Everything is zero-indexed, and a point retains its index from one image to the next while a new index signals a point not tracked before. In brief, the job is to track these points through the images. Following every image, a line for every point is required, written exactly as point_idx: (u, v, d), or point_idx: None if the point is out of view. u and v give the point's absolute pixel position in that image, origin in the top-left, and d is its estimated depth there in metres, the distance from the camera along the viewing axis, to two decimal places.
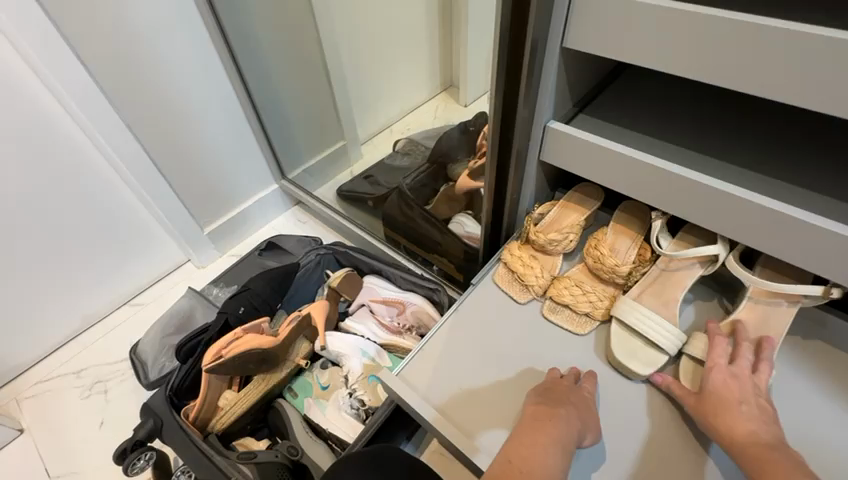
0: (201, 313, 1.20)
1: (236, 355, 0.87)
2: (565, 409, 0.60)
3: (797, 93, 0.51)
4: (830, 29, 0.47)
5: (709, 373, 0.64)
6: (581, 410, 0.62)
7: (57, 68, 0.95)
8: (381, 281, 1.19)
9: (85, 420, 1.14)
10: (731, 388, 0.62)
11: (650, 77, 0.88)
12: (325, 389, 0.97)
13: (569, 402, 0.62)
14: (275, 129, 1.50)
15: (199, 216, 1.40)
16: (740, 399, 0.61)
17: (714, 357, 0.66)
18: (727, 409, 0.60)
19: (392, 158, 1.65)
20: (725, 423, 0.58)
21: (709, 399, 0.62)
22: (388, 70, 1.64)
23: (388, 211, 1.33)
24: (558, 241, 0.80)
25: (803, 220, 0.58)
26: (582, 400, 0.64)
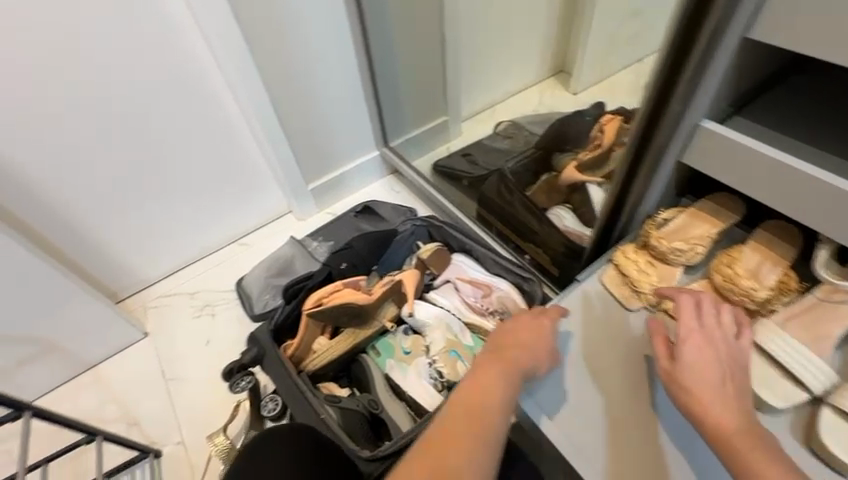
0: (301, 261, 1.29)
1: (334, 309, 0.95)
2: (508, 352, 0.64)
3: None
4: None
5: (682, 343, 0.60)
6: (535, 344, 0.67)
7: (212, 17, 1.04)
8: (471, 261, 1.20)
9: (195, 336, 1.30)
10: (708, 353, 0.59)
11: (831, 81, 0.75)
12: (406, 354, 1.01)
13: (531, 339, 0.67)
14: (386, 96, 1.53)
15: (307, 171, 1.50)
16: (711, 366, 0.58)
17: (685, 323, 0.62)
18: (695, 380, 0.57)
19: (492, 139, 1.62)
20: (700, 397, 0.55)
21: (682, 371, 0.58)
22: (504, 48, 1.59)
23: (485, 192, 1.31)
24: (682, 252, 0.74)
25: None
26: (517, 336, 0.67)
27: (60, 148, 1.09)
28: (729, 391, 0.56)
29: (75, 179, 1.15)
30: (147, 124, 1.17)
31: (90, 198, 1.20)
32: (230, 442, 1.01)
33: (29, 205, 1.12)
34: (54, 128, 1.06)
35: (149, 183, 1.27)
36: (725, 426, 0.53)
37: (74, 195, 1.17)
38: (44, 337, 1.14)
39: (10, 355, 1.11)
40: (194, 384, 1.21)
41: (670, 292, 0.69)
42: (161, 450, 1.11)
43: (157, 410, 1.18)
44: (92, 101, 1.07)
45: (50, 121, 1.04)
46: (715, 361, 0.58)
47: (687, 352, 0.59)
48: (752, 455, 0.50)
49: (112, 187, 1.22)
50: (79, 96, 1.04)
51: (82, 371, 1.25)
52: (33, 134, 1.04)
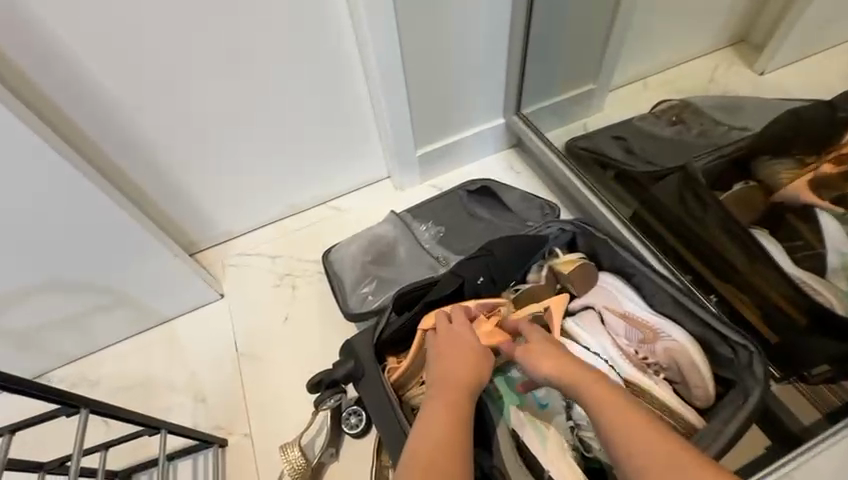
0: (404, 247, 1.07)
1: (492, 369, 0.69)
2: (433, 353, 0.69)
3: None
4: None
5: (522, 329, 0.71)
6: (441, 349, 0.68)
7: None
8: (627, 288, 0.89)
9: (274, 308, 1.14)
10: (543, 340, 0.68)
11: None
12: (541, 408, 0.75)
13: (447, 348, 0.68)
14: (535, 48, 1.19)
15: (419, 134, 1.23)
16: (536, 343, 0.68)
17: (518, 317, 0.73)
18: (537, 357, 0.66)
19: (652, 121, 1.24)
20: (536, 365, 0.65)
21: (527, 352, 0.68)
22: None
23: (659, 196, 1.00)
24: None
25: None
26: (455, 344, 0.68)
27: (153, 70, 0.91)
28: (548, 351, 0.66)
29: (166, 110, 0.98)
30: (250, 52, 0.95)
31: (179, 134, 1.03)
32: (305, 461, 0.84)
33: (115, 132, 0.97)
34: (148, 44, 0.87)
35: (243, 125, 1.07)
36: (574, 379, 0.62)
37: (162, 129, 1.00)
38: (118, 286, 1.02)
39: (84, 299, 1.00)
40: (266, 367, 1.06)
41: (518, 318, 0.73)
42: (226, 439, 0.99)
43: (225, 389, 1.05)
44: (193, 13, 0.86)
45: (145, 33, 0.85)
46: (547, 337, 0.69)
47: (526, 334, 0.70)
48: (616, 418, 0.56)
49: (204, 124, 1.04)
50: (179, 4, 0.84)
51: (154, 325, 1.13)
52: (125, 48, 0.86)
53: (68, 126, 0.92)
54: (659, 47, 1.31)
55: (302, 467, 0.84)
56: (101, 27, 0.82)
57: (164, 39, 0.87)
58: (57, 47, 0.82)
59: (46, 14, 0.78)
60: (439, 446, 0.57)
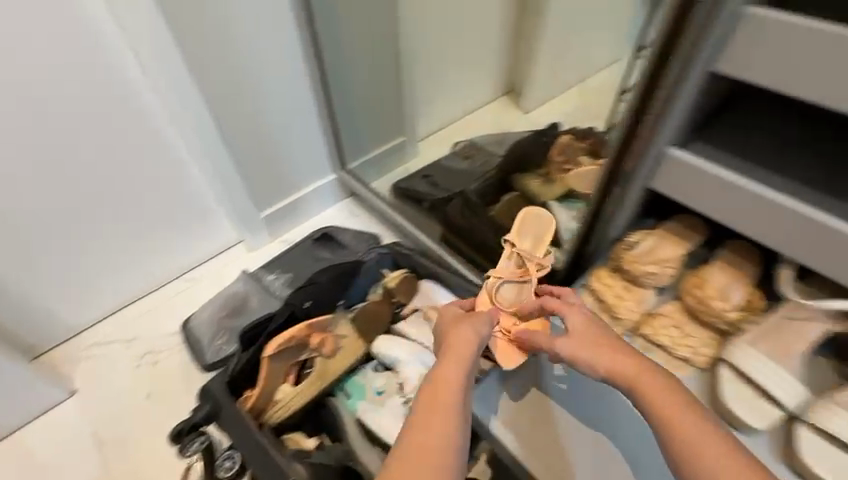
0: (256, 299, 1.19)
1: (508, 353, 0.79)
2: (454, 334, 0.70)
3: None
4: None
5: (568, 315, 0.69)
6: (473, 332, 0.70)
7: (137, 27, 0.97)
8: (438, 286, 1.16)
9: (134, 388, 1.15)
10: (587, 328, 0.67)
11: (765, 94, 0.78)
12: (379, 394, 0.94)
13: (459, 341, 0.68)
14: (342, 116, 1.45)
15: (258, 198, 1.40)
16: (588, 331, 0.66)
17: (564, 305, 0.72)
18: (583, 344, 0.65)
19: (452, 160, 1.51)
20: (575, 351, 0.65)
21: (575, 340, 0.66)
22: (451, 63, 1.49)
23: (450, 213, 1.32)
24: (654, 275, 0.76)
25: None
26: (462, 336, 0.69)
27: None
28: (591, 337, 0.65)
29: None
30: (69, 150, 1.06)
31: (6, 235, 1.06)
32: None
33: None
34: None
35: (73, 216, 1.14)
36: (620, 374, 0.60)
37: None
38: None
39: None
40: (131, 446, 1.07)
41: (560, 303, 0.72)
42: None
43: (91, 478, 1.03)
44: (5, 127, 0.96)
45: None
46: (594, 330, 0.67)
47: (570, 321, 0.68)
48: (668, 408, 0.55)
49: (30, 221, 1.08)
50: None
51: None
52: None
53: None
54: (450, 100, 1.52)
55: None
56: None
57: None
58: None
59: None
60: (434, 434, 0.55)
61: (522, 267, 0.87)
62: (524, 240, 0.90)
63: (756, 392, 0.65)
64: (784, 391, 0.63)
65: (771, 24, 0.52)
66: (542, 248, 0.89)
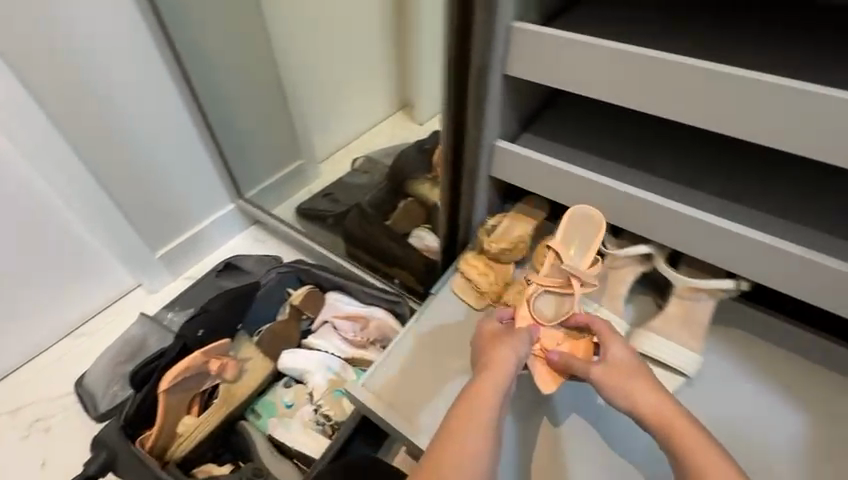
0: (155, 339, 1.14)
1: (548, 374, 0.74)
2: (493, 358, 0.70)
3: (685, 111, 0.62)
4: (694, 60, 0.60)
5: (608, 346, 0.71)
6: (515, 352, 0.71)
7: None
8: (342, 296, 1.19)
9: (26, 459, 1.10)
10: (626, 367, 0.68)
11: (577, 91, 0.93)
12: (289, 407, 0.98)
13: (490, 358, 0.70)
14: (230, 148, 1.45)
15: (150, 238, 1.37)
16: (625, 369, 0.68)
17: (604, 335, 0.72)
18: (618, 376, 0.67)
19: (351, 176, 1.54)
20: (608, 381, 0.67)
21: (609, 376, 0.68)
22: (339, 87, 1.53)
23: (348, 226, 1.36)
24: (509, 251, 0.87)
25: (734, 230, 0.67)
26: (496, 348, 0.71)
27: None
28: (630, 376, 0.67)
29: None
30: None
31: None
32: None
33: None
34: None
35: None
36: (645, 410, 0.64)
37: None
38: None
39: None
40: None
41: (601, 331, 0.73)
42: None
43: None
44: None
45: None
46: (631, 367, 0.68)
47: (614, 350, 0.70)
48: (685, 441, 0.60)
49: None
50: None
51: None
52: None
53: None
54: (342, 120, 1.56)
55: None
56: None
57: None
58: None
59: None
60: (461, 445, 0.60)
61: (564, 278, 0.80)
62: (568, 251, 0.81)
63: None
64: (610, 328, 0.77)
65: (538, 38, 0.66)
66: (590, 262, 0.80)
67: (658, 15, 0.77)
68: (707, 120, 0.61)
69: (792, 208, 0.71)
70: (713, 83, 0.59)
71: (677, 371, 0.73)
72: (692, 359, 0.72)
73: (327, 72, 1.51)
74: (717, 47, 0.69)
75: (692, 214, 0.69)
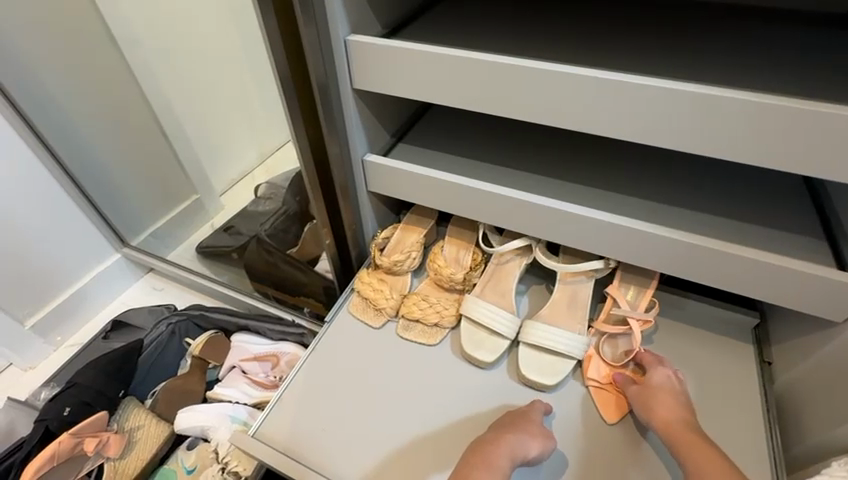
0: (25, 425, 0.99)
1: (612, 402, 0.71)
2: (502, 432, 0.64)
3: (528, 110, 0.62)
4: (523, 60, 0.60)
5: (654, 370, 0.70)
6: (526, 427, 0.65)
7: None
8: (250, 337, 1.11)
9: None
10: (666, 392, 0.67)
11: None
12: (191, 472, 0.88)
13: (514, 428, 0.65)
14: (102, 193, 1.30)
15: (14, 310, 1.19)
16: (668, 394, 0.67)
17: (655, 363, 0.72)
18: (655, 397, 0.66)
19: (255, 204, 1.44)
20: (646, 400, 0.67)
21: (649, 396, 0.67)
22: (225, 112, 1.45)
23: (249, 260, 1.27)
24: (401, 261, 0.85)
25: (593, 217, 0.68)
26: (522, 419, 0.67)
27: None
28: (666, 399, 0.66)
29: None
30: None
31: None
32: None
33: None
34: None
35: None
36: (674, 427, 0.63)
37: None
38: None
39: None
40: None
41: (652, 360, 0.72)
42: None
43: None
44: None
45: None
46: (673, 395, 0.67)
47: (655, 375, 0.69)
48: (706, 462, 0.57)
49: None
50: None
51: None
52: None
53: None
54: (234, 151, 1.48)
55: None
56: None
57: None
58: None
59: None
60: None
61: (623, 323, 0.77)
62: (624, 298, 0.79)
63: (486, 331, 0.78)
64: (504, 325, 0.77)
65: (373, 48, 0.64)
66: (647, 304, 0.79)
67: (503, 13, 0.78)
68: (535, 115, 0.62)
69: (652, 185, 0.74)
70: (546, 80, 0.58)
71: (567, 355, 0.75)
72: (580, 342, 0.75)
73: (202, 101, 1.40)
74: (554, 37, 0.72)
75: (547, 205, 0.70)
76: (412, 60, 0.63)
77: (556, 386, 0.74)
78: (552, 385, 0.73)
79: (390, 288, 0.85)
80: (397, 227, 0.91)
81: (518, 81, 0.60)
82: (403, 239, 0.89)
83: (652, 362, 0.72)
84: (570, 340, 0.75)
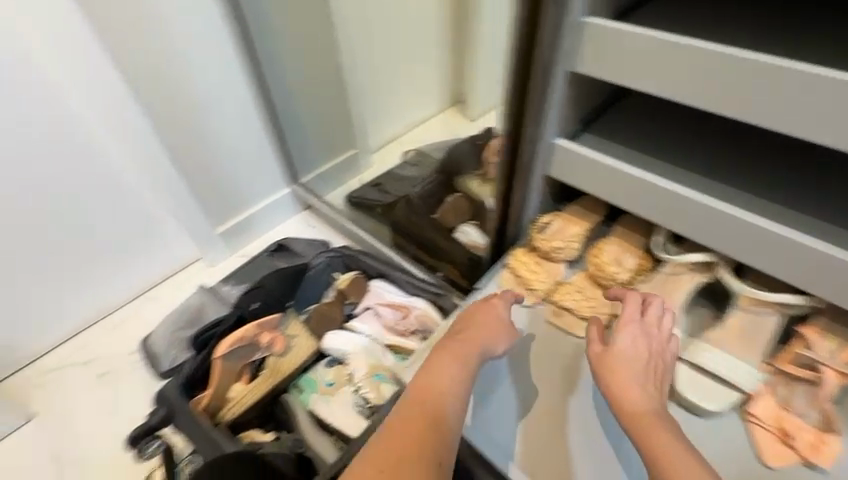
0: (212, 310, 1.22)
1: (778, 448, 0.66)
2: (461, 334, 0.72)
3: (775, 117, 0.57)
4: (788, 61, 0.54)
5: (624, 329, 0.68)
6: (493, 328, 0.73)
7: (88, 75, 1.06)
8: (387, 285, 1.23)
9: (91, 408, 1.17)
10: (641, 350, 0.66)
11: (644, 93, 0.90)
12: (331, 385, 1.00)
13: (484, 327, 0.73)
14: (288, 129, 1.50)
15: (213, 215, 1.44)
16: (633, 357, 0.65)
17: (627, 318, 0.69)
18: (615, 362, 0.64)
19: (402, 167, 1.55)
20: (607, 361, 0.65)
21: (608, 357, 0.65)
22: (394, 73, 1.56)
23: (397, 218, 1.38)
24: (562, 249, 0.86)
25: (811, 246, 0.62)
26: (480, 318, 0.75)
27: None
28: (634, 364, 0.64)
29: None
30: (42, 191, 1.13)
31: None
32: None
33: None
34: None
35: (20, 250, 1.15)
36: (622, 396, 0.61)
37: None
38: None
39: None
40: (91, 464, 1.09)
41: (630, 314, 0.70)
42: None
43: None
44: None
45: None
46: (648, 356, 0.65)
47: (620, 338, 0.67)
48: (646, 424, 0.58)
49: None
50: None
51: None
52: None
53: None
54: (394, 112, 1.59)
55: None
56: None
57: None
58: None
59: None
60: (414, 410, 0.59)
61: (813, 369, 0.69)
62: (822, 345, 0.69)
63: None
64: None
65: (607, 32, 0.64)
66: None
67: (743, 9, 0.72)
68: (779, 120, 0.56)
69: None
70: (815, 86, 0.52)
71: (734, 387, 0.69)
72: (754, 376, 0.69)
73: (380, 63, 1.53)
74: (804, 40, 0.65)
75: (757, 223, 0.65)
76: (649, 48, 0.62)
77: (714, 414, 0.69)
78: (713, 412, 0.68)
79: (546, 272, 0.86)
80: (558, 214, 0.91)
81: (769, 82, 0.55)
82: (565, 226, 0.89)
83: (629, 320, 0.69)
84: (739, 372, 0.69)
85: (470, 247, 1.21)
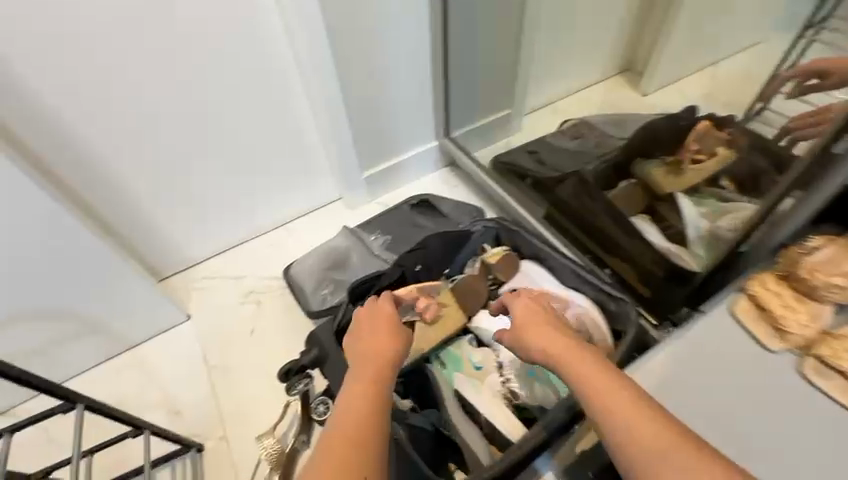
0: (357, 255, 1.21)
1: None
2: (359, 337, 0.73)
3: None
4: None
5: (512, 301, 0.75)
6: (375, 323, 0.74)
7: None
8: (541, 271, 1.09)
9: (237, 323, 1.24)
10: (531, 310, 0.71)
11: None
12: (477, 369, 0.93)
13: (368, 328, 0.74)
14: (455, 74, 1.35)
15: (363, 158, 1.37)
16: (522, 315, 0.71)
17: (513, 299, 0.76)
18: (523, 324, 0.69)
19: (557, 137, 1.43)
20: (519, 332, 0.68)
21: (517, 323, 0.70)
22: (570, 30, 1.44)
23: (559, 195, 1.21)
24: (839, 291, 0.65)
25: None
26: (375, 321, 0.75)
27: (95, 108, 0.99)
28: (535, 321, 0.68)
29: (141, 157, 1.10)
30: (221, 107, 1.12)
31: (128, 166, 1.10)
32: (280, 446, 0.96)
33: (68, 160, 1.03)
34: (152, 121, 1.06)
35: (191, 161, 1.18)
36: (545, 349, 0.63)
37: (137, 176, 1.13)
38: (96, 314, 1.11)
39: (67, 328, 1.09)
40: (236, 375, 1.17)
41: (510, 296, 0.78)
42: (203, 443, 1.08)
43: (200, 397, 1.14)
44: (109, 60, 0.94)
45: (142, 107, 1.03)
46: (537, 312, 0.70)
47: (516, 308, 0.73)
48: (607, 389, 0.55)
49: (170, 154, 1.14)
50: (158, 56, 0.98)
51: (125, 350, 1.21)
52: (118, 108, 1.01)
53: (23, 149, 0.97)
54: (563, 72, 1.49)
55: (276, 452, 0.96)
56: (103, 90, 0.97)
57: (99, 73, 0.94)
58: (18, 80, 0.89)
59: (50, 90, 0.92)
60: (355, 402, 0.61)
61: None
62: None
63: None
64: None
65: None
66: None
67: None
68: None
69: None
70: None
71: None
72: None
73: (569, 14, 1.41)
74: None
75: None
76: None
77: None
78: None
79: (808, 315, 0.67)
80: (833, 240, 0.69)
81: None
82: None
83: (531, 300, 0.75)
84: None
85: (660, 250, 1.08)
